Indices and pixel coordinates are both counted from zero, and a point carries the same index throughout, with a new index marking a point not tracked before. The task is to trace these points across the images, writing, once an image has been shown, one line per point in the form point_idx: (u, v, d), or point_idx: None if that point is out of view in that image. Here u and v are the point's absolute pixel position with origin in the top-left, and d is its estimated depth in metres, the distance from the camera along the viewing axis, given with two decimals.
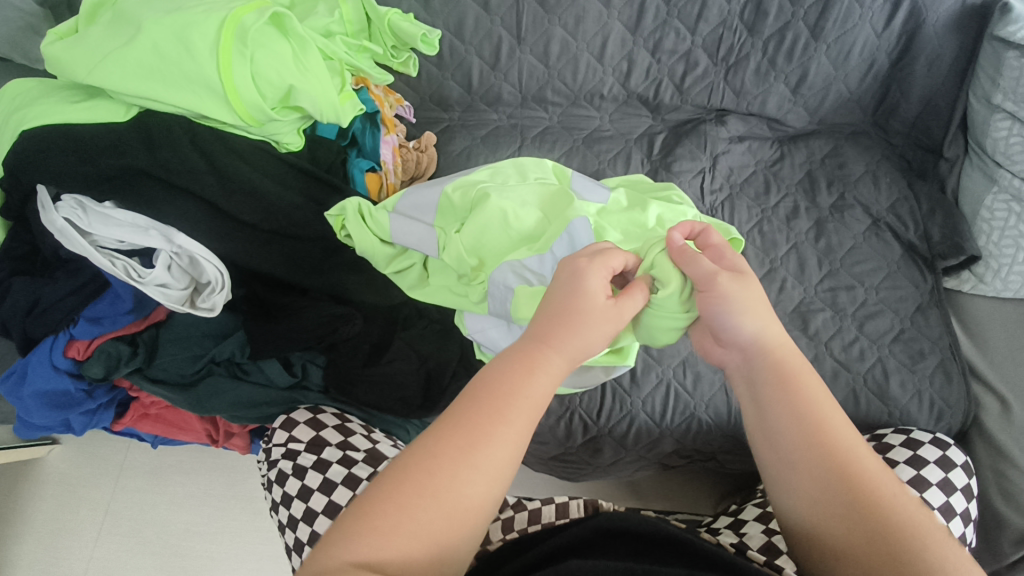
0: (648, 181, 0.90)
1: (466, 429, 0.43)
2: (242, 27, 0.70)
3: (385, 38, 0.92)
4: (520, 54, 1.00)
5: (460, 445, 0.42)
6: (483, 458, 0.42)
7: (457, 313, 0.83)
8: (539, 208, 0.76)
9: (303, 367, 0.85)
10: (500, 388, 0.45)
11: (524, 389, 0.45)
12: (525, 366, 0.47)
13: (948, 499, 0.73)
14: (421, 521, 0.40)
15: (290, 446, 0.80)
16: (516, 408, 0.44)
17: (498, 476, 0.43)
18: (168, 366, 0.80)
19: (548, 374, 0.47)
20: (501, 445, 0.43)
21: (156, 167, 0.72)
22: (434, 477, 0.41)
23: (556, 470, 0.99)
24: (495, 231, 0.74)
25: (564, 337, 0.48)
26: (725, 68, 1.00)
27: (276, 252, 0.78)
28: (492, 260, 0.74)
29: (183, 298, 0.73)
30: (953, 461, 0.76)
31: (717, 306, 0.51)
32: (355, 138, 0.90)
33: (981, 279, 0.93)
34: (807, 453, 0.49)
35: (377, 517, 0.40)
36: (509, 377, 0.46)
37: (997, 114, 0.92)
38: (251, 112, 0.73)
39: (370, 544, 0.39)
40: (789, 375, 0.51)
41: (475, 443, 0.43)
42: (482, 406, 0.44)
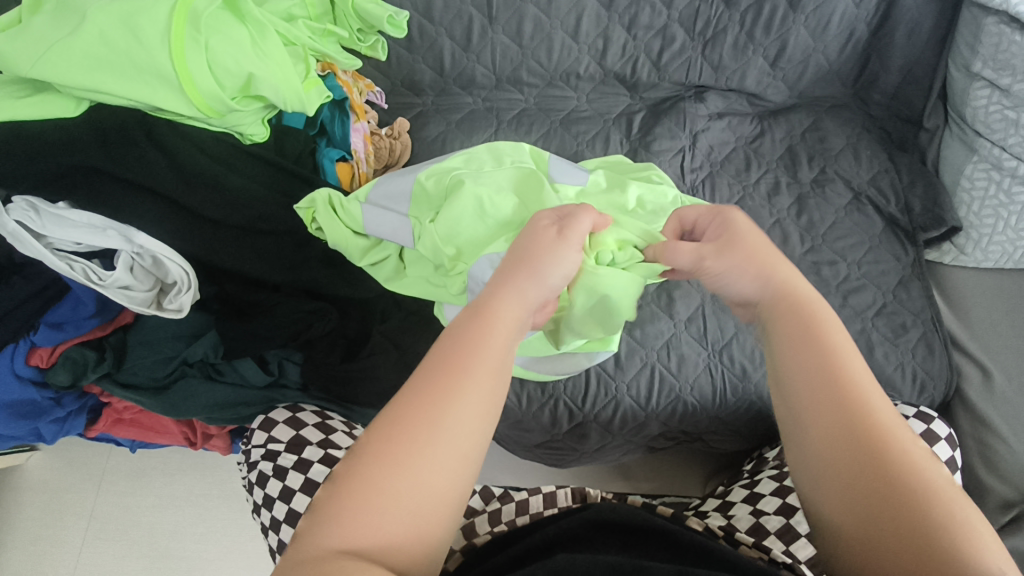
0: (628, 162, 0.88)
1: (429, 389, 0.39)
2: (194, 11, 0.67)
3: (350, 22, 0.89)
4: (492, 33, 0.97)
5: (426, 407, 0.38)
6: (455, 415, 0.38)
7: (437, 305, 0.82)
8: (516, 195, 0.74)
9: (280, 365, 0.83)
10: (465, 344, 0.42)
11: (484, 336, 0.43)
12: (487, 317, 0.44)
13: None
14: (397, 495, 0.36)
15: (270, 447, 0.78)
16: (483, 358, 0.41)
17: (471, 445, 0.39)
18: (140, 370, 0.78)
19: (505, 325, 0.44)
20: (470, 401, 0.39)
21: (113, 165, 0.69)
22: (403, 443, 0.37)
23: (543, 457, 0.98)
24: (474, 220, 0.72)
25: (519, 281, 0.48)
26: (702, 43, 0.97)
27: (244, 248, 0.75)
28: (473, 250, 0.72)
29: (149, 299, 0.71)
30: (937, 434, 0.76)
31: (715, 278, 0.53)
32: (324, 127, 0.88)
33: (962, 250, 0.93)
34: (814, 402, 0.42)
35: (351, 494, 0.36)
36: (469, 330, 0.43)
37: (977, 82, 0.91)
38: (209, 103, 0.70)
39: (348, 528, 0.35)
40: (805, 327, 0.45)
41: (444, 401, 0.39)
42: (446, 362, 0.41)
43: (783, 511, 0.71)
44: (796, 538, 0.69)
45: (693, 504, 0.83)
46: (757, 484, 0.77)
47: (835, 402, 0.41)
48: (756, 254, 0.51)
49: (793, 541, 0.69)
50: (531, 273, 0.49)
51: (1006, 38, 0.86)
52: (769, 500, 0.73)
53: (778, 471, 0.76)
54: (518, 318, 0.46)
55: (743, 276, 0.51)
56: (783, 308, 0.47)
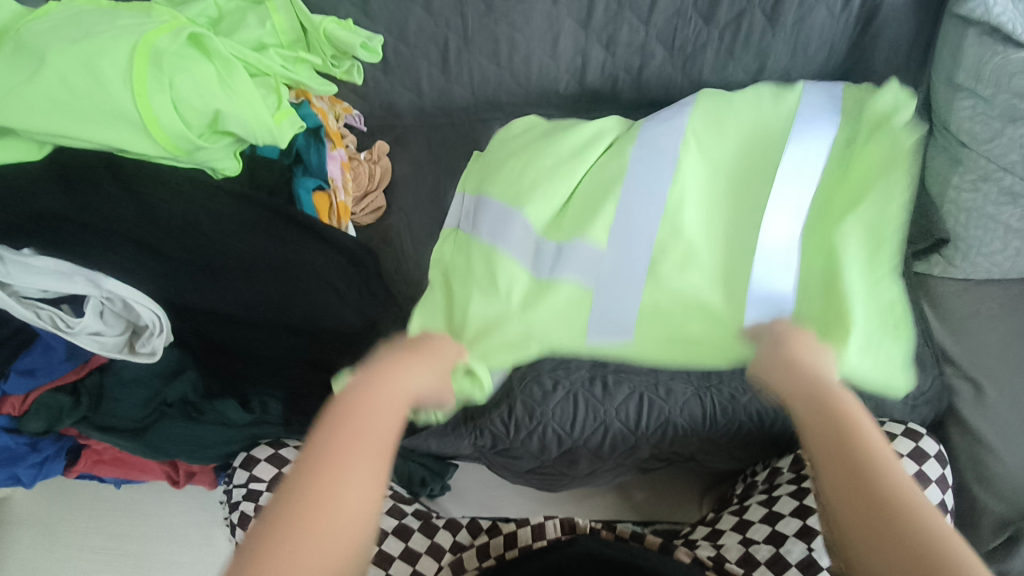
0: (711, 153, 0.78)
1: (329, 466, 0.42)
2: (156, 50, 0.65)
3: (323, 48, 0.88)
4: (468, 55, 0.96)
5: (331, 478, 0.41)
6: (349, 483, 0.42)
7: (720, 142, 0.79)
8: (717, 267, 0.74)
9: (262, 404, 0.82)
10: (344, 423, 0.45)
11: (340, 428, 0.45)
12: (359, 411, 0.47)
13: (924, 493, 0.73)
14: (316, 534, 0.38)
15: (254, 486, 0.80)
16: (356, 449, 0.44)
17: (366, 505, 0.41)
18: (117, 411, 0.76)
19: (364, 409, 0.47)
20: (354, 480, 0.42)
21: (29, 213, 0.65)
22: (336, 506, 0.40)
23: (534, 482, 0.97)
24: (742, 137, 0.79)
25: (347, 397, 0.49)
26: (681, 60, 0.95)
27: (216, 287, 0.72)
28: (877, 172, 0.71)
29: (120, 343, 0.69)
30: (926, 452, 0.75)
31: (810, 368, 0.57)
32: (299, 155, 0.87)
33: (950, 261, 0.91)
34: (837, 437, 0.47)
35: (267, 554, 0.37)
36: (335, 426, 0.45)
37: (959, 94, 0.88)
38: (175, 142, 0.68)
39: None
40: (835, 399, 0.51)
41: (348, 480, 0.42)
42: (319, 448, 0.43)
43: (773, 539, 0.70)
44: (785, 568, 0.68)
45: (681, 531, 0.81)
46: (746, 511, 0.75)
47: (849, 438, 0.47)
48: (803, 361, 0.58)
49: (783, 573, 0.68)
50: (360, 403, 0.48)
51: (989, 49, 0.84)
52: (759, 528, 0.72)
53: (766, 496, 0.74)
54: (363, 404, 0.48)
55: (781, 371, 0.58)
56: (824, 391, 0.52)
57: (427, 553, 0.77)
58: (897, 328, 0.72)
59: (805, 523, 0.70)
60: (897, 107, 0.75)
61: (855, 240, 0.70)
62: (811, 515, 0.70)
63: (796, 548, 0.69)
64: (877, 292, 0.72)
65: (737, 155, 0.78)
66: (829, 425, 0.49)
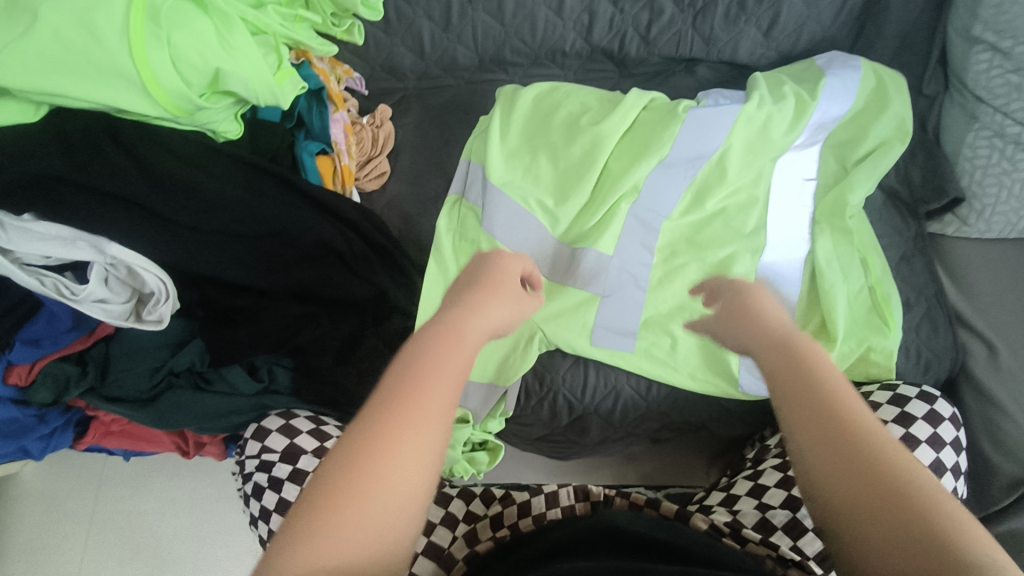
0: (737, 131, 0.83)
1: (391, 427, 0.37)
2: (152, 4, 0.62)
3: (323, 6, 0.85)
4: (472, 13, 0.93)
5: (385, 451, 0.36)
6: (410, 447, 0.37)
7: (747, 121, 0.84)
8: (708, 269, 0.83)
9: (269, 371, 0.80)
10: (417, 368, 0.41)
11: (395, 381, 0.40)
12: (422, 362, 0.41)
13: (938, 456, 0.73)
14: (367, 501, 0.35)
15: (264, 458, 0.77)
16: (422, 403, 0.39)
17: (421, 463, 0.37)
18: (125, 382, 0.76)
19: (434, 360, 0.42)
20: (416, 443, 0.38)
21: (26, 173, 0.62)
22: (378, 484, 0.35)
23: (545, 450, 0.97)
24: (743, 150, 0.84)
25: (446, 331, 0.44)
26: (692, 15, 0.92)
27: (223, 254, 0.71)
28: (848, 187, 0.85)
29: (127, 312, 0.67)
30: (940, 416, 0.75)
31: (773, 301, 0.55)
32: (301, 118, 0.85)
33: (965, 221, 0.90)
34: (821, 400, 0.43)
35: (328, 512, 0.34)
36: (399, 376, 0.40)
37: (977, 47, 0.86)
38: (176, 103, 0.66)
39: (322, 546, 0.33)
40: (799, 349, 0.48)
41: (403, 445, 0.37)
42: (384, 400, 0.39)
43: (789, 503, 0.70)
44: (802, 533, 0.68)
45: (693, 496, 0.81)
46: (761, 475, 0.75)
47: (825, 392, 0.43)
48: (766, 312, 0.53)
49: (799, 537, 0.68)
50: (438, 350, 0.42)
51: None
52: (775, 493, 0.71)
53: (782, 460, 0.75)
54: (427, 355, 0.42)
55: (746, 322, 0.53)
56: (789, 347, 0.48)
57: (441, 523, 0.77)
58: (885, 326, 0.82)
59: None
60: (884, 101, 0.88)
61: (832, 263, 0.83)
62: None
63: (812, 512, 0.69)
64: (854, 296, 0.83)
65: (750, 144, 0.84)
66: (815, 393, 0.43)
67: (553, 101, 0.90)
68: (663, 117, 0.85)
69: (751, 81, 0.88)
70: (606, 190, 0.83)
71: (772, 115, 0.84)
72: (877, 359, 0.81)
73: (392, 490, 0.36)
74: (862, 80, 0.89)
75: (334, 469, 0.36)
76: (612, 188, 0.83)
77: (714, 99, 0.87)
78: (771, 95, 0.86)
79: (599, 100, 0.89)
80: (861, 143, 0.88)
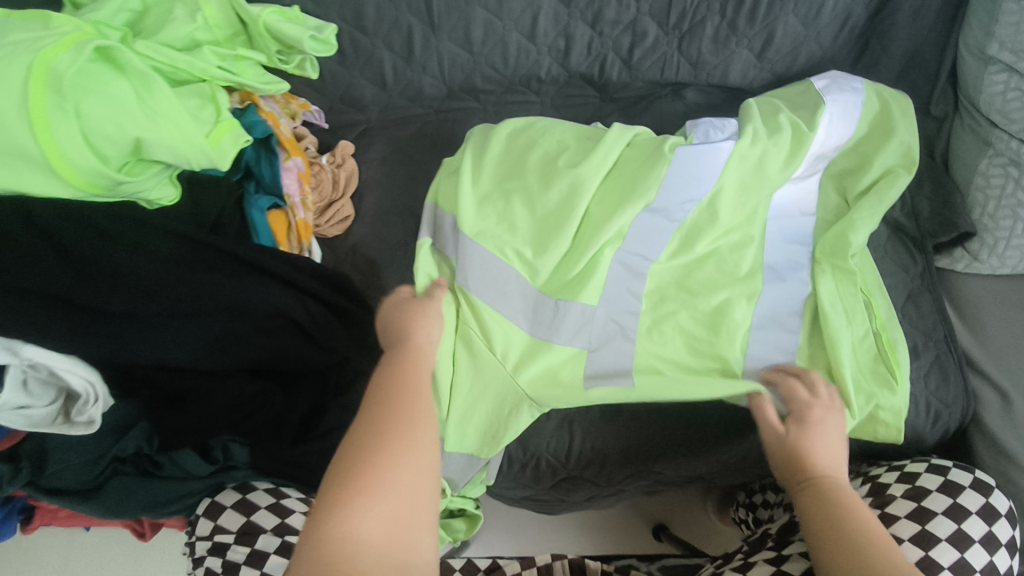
0: (732, 165, 0.75)
1: (390, 414, 0.52)
2: (55, 73, 0.54)
3: (266, 43, 0.76)
4: (436, 42, 0.85)
5: (395, 442, 0.50)
6: (418, 429, 0.52)
7: (743, 152, 0.75)
8: (702, 319, 0.76)
9: (224, 449, 0.73)
10: (404, 379, 0.57)
11: (400, 383, 0.56)
12: (409, 369, 0.58)
13: (991, 530, 0.64)
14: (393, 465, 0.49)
15: (218, 539, 0.71)
16: (422, 403, 0.55)
17: (428, 451, 0.51)
18: (65, 474, 0.69)
19: (420, 368, 0.60)
20: (421, 431, 0.52)
21: None
22: (393, 456, 0.49)
23: (530, 505, 0.91)
24: (738, 189, 0.76)
25: (418, 348, 0.62)
26: (678, 37, 0.84)
27: (164, 337, 0.63)
28: (851, 225, 0.77)
29: (52, 415, 0.60)
30: (973, 496, 0.66)
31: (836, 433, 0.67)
32: (249, 169, 0.77)
33: (976, 257, 0.82)
34: (826, 494, 0.61)
35: (347, 496, 0.46)
36: (397, 379, 0.57)
37: (993, 66, 0.79)
38: (91, 180, 0.58)
39: (350, 519, 0.45)
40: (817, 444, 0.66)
41: (413, 429, 0.52)
42: (382, 399, 0.54)
43: None
44: None
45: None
46: (784, 561, 0.66)
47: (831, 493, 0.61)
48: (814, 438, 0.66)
49: None
50: (413, 358, 0.60)
51: None
52: None
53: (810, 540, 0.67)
54: (412, 363, 0.60)
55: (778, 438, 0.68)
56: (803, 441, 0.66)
57: None
58: (892, 378, 0.74)
59: None
60: (889, 125, 0.81)
61: (837, 306, 0.76)
62: None
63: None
64: (859, 345, 0.76)
65: (746, 181, 0.76)
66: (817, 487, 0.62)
67: (526, 138, 0.81)
68: (649, 154, 0.77)
69: (745, 108, 0.80)
70: (591, 235, 0.74)
71: (768, 148, 0.76)
72: (885, 418, 0.73)
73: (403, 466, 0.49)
74: (865, 105, 0.81)
75: (349, 452, 0.50)
76: (595, 233, 0.74)
77: (704, 130, 0.79)
78: (769, 124, 0.78)
79: (577, 138, 0.81)
80: (864, 174, 0.80)
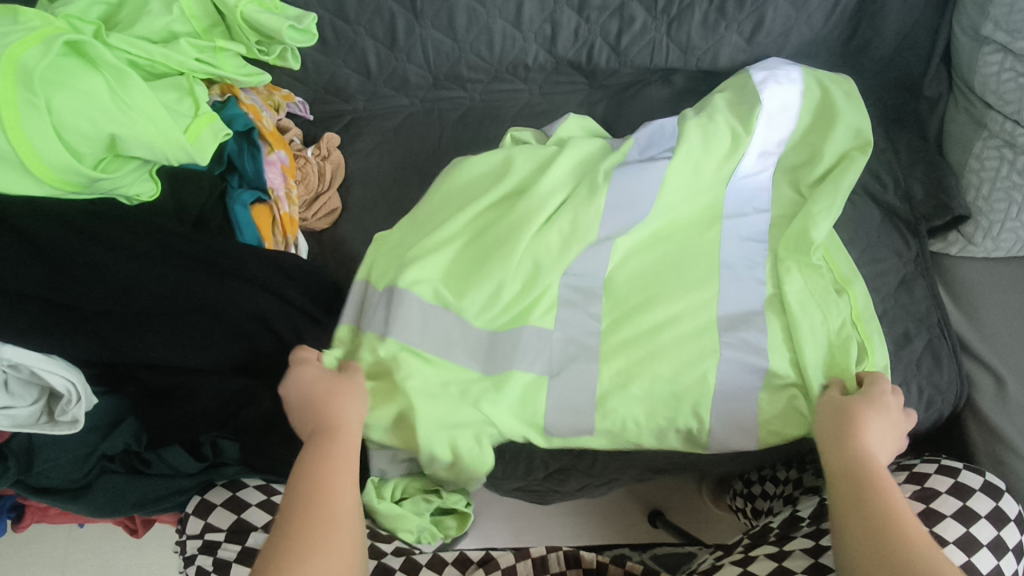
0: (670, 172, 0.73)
1: (319, 506, 0.51)
2: (25, 68, 0.53)
3: (245, 33, 0.74)
4: (421, 29, 0.83)
5: (320, 531, 0.49)
6: (347, 514, 0.52)
7: (681, 157, 0.74)
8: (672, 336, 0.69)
9: (214, 446, 0.73)
10: (329, 464, 0.54)
11: (332, 461, 0.55)
12: (336, 450, 0.55)
13: (1000, 533, 0.64)
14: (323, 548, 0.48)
15: (209, 537, 0.72)
16: (347, 491, 0.53)
17: (354, 536, 0.51)
18: (53, 472, 0.68)
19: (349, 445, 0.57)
20: (348, 519, 0.51)
21: None
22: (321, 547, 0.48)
23: (523, 495, 0.90)
24: (684, 194, 0.74)
25: (340, 440, 0.56)
26: (666, 22, 0.83)
27: (145, 336, 0.62)
28: (810, 219, 0.72)
29: (35, 414, 0.60)
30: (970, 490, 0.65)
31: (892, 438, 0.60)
32: (232, 162, 0.77)
33: (970, 240, 0.81)
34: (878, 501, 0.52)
35: None
36: (323, 457, 0.54)
37: (987, 47, 0.78)
38: (64, 177, 0.56)
39: None
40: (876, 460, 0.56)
41: (340, 515, 0.51)
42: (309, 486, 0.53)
43: None
44: None
45: (699, 568, 0.71)
46: (787, 557, 0.64)
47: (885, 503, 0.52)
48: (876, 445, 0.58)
49: None
50: (344, 430, 0.57)
51: None
52: None
53: (815, 533, 0.66)
54: (335, 446, 0.56)
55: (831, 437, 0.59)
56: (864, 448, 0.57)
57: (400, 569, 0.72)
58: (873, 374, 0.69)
59: None
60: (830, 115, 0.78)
61: (808, 310, 0.69)
62: None
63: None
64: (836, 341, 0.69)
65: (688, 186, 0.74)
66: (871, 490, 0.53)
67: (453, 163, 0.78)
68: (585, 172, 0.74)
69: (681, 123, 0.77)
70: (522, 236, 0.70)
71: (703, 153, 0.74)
72: None
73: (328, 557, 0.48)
74: (804, 94, 0.79)
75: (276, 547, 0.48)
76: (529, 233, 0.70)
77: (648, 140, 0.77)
78: (703, 133, 0.75)
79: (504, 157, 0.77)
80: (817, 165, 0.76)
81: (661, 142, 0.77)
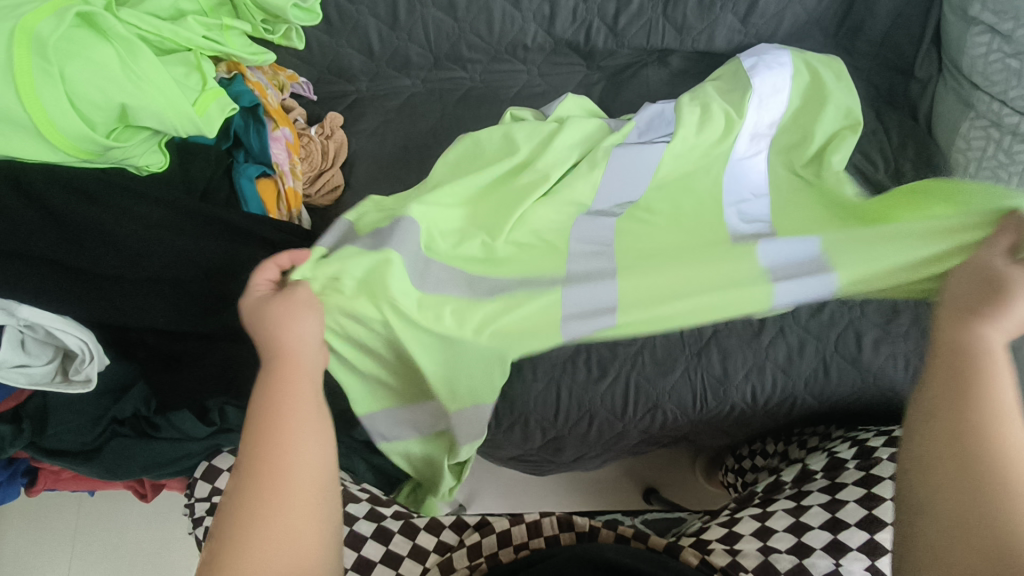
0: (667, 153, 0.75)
1: (271, 459, 0.45)
2: (39, 37, 0.55)
3: (252, 12, 0.77)
4: (421, 8, 0.86)
5: (275, 493, 0.43)
6: (305, 451, 0.46)
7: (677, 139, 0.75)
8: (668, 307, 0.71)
9: (221, 413, 0.76)
10: (279, 396, 0.48)
11: (287, 397, 0.48)
12: (286, 380, 0.49)
13: None
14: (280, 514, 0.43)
15: (216, 501, 0.74)
16: (304, 424, 0.47)
17: (319, 475, 0.46)
18: (66, 435, 0.70)
19: (305, 371, 0.51)
20: (306, 456, 0.46)
21: None
22: (281, 513, 0.43)
23: (520, 467, 0.93)
24: (680, 171, 0.76)
25: (292, 367, 0.51)
26: (662, 2, 0.85)
27: (153, 301, 0.65)
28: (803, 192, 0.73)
29: (50, 373, 0.63)
30: None
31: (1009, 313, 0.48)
32: (238, 137, 0.78)
33: None
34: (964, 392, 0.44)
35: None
36: (275, 394, 0.48)
37: (975, 27, 0.80)
38: (78, 145, 0.59)
39: None
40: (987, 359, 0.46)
41: (298, 457, 0.45)
42: (259, 429, 0.47)
43: (798, 549, 0.64)
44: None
45: (687, 531, 0.73)
46: (769, 517, 0.67)
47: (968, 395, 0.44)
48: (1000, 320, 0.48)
49: None
50: (294, 357, 0.51)
51: None
52: (781, 536, 0.65)
53: (796, 499, 0.68)
54: (283, 375, 0.50)
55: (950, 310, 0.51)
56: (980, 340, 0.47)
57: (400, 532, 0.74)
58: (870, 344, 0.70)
59: (835, 537, 0.64)
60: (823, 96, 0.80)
61: None
62: (842, 530, 0.64)
63: (822, 562, 0.63)
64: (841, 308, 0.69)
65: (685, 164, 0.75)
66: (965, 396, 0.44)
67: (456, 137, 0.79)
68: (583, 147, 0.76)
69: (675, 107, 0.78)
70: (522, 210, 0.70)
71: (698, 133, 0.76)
72: None
73: (292, 517, 0.43)
74: (794, 78, 0.81)
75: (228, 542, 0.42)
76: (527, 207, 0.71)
77: (648, 119, 0.79)
78: (699, 115, 0.77)
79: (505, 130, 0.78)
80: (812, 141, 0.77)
81: (660, 128, 0.78)
